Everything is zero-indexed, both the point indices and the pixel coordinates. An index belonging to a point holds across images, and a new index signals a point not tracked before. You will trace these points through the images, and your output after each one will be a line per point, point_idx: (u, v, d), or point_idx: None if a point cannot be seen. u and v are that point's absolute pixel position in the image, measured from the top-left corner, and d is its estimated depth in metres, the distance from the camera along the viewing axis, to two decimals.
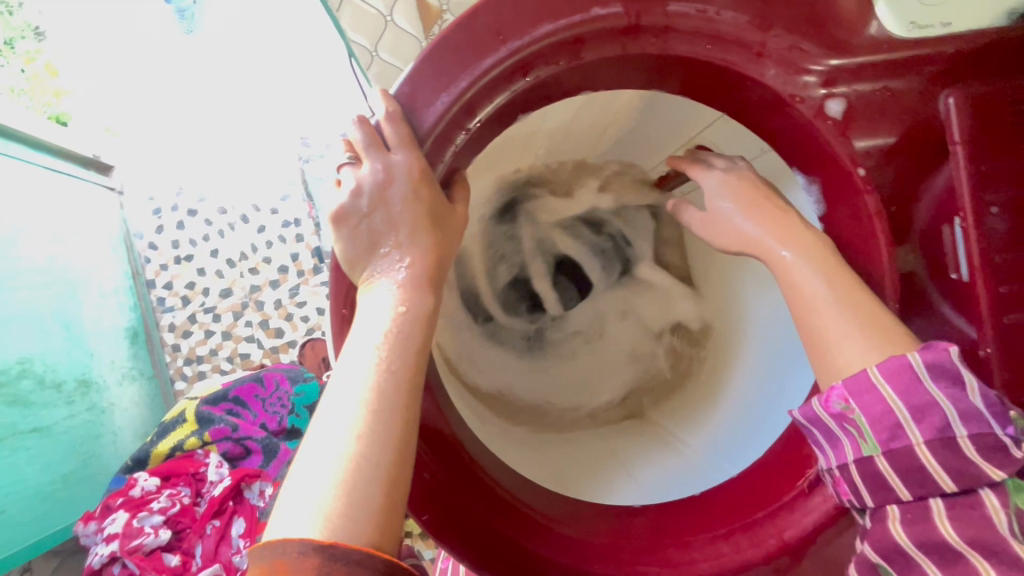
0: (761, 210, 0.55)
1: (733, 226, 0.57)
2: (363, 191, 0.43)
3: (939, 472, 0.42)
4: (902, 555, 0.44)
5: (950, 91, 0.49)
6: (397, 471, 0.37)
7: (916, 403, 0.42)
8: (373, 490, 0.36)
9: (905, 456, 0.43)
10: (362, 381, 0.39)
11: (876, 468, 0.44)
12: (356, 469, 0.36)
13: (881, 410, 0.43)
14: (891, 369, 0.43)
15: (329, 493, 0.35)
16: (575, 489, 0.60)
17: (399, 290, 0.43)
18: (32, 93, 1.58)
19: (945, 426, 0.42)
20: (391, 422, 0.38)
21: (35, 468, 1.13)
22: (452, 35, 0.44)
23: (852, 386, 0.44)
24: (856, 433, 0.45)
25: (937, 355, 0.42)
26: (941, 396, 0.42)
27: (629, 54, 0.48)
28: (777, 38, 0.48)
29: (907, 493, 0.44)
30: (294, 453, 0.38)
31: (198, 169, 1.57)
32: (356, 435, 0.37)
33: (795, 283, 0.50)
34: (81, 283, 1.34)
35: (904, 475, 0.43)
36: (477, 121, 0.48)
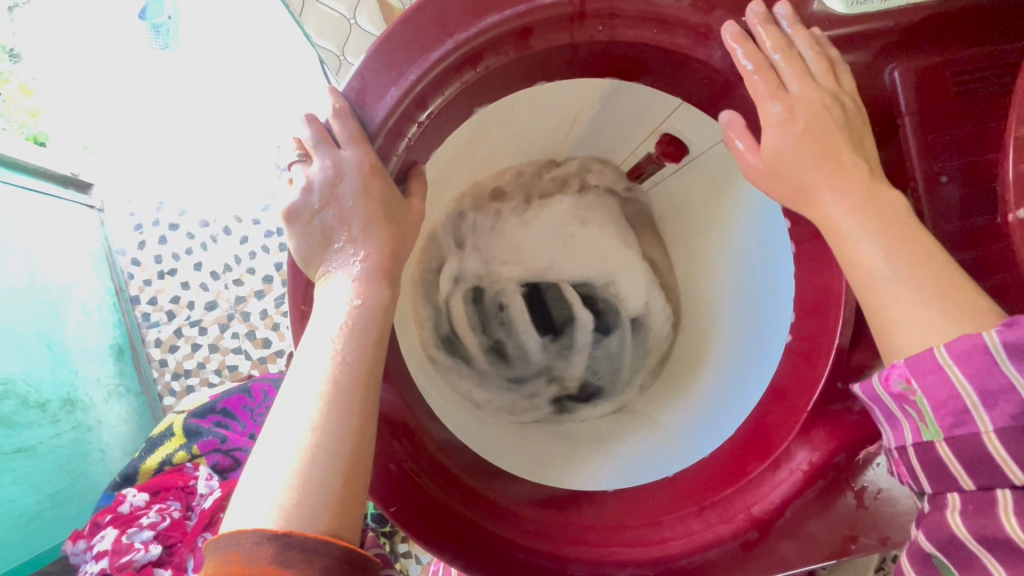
0: (827, 156, 0.47)
1: (796, 169, 0.48)
2: (313, 188, 0.44)
3: (1010, 465, 0.38)
4: (958, 546, 0.41)
5: (896, 64, 0.50)
6: (354, 460, 0.38)
7: (985, 387, 0.38)
8: (329, 480, 0.36)
9: (971, 443, 0.39)
10: (318, 374, 0.40)
11: (936, 454, 0.41)
12: (311, 459, 0.37)
13: (945, 393, 0.39)
14: (963, 349, 0.38)
15: (284, 484, 0.36)
16: (559, 478, 0.58)
17: (355, 284, 0.43)
18: (9, 114, 1.58)
19: (1020, 413, 0.37)
20: (347, 413, 0.38)
21: (21, 488, 1.12)
22: (397, 30, 0.45)
23: (914, 365, 0.41)
24: (916, 415, 0.42)
25: (1022, 333, 0.36)
26: (1020, 379, 0.37)
27: (577, 42, 0.49)
28: (721, 20, 0.48)
29: (971, 483, 0.40)
30: (254, 446, 0.39)
31: (177, 182, 1.56)
32: (311, 427, 0.38)
33: (861, 253, 0.45)
34: (63, 302, 1.33)
35: (968, 464, 0.40)
36: (428, 114, 0.48)
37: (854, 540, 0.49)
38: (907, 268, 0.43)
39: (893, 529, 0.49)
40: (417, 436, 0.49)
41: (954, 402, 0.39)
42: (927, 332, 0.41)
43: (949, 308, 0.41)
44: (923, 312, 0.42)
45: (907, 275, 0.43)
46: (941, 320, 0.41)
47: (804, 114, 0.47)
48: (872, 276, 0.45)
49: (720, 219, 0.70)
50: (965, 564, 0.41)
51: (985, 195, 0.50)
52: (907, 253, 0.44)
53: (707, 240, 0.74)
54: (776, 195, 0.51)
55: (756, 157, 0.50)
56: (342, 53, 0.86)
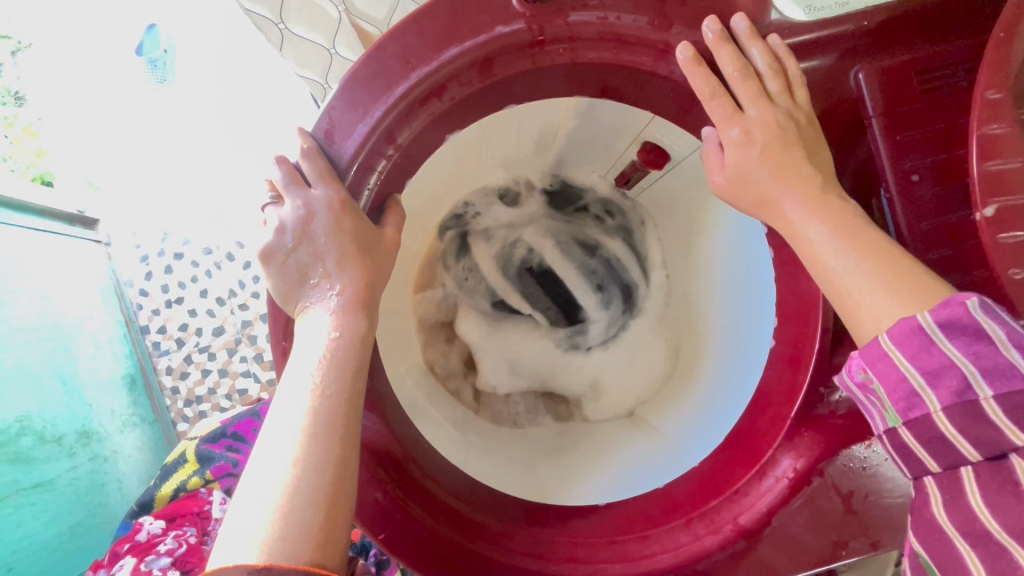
0: (791, 166, 0.49)
1: (757, 183, 0.50)
2: (286, 228, 0.45)
3: (959, 439, 0.40)
4: (944, 543, 0.42)
5: (860, 66, 0.50)
6: (335, 490, 0.39)
7: (929, 367, 0.40)
8: (310, 511, 0.37)
9: (926, 425, 0.41)
10: (299, 408, 0.40)
11: (902, 439, 0.43)
12: (293, 493, 0.37)
13: (896, 378, 0.41)
14: (903, 334, 0.40)
15: (267, 518, 0.36)
16: (553, 495, 0.58)
17: (332, 317, 0.44)
18: (16, 156, 1.64)
19: (964, 389, 0.39)
20: (328, 444, 0.39)
21: (41, 522, 1.14)
22: (362, 68, 0.47)
23: (867, 355, 0.43)
24: (879, 402, 0.44)
25: (952, 312, 0.39)
26: (959, 357, 0.39)
27: (539, 67, 0.50)
28: (680, 35, 0.49)
29: (937, 465, 0.42)
30: (238, 480, 0.40)
31: (179, 211, 1.60)
32: (292, 461, 0.38)
33: (817, 253, 0.47)
34: (74, 337, 1.36)
35: (928, 445, 0.42)
36: (399, 148, 0.49)
37: (843, 546, 0.51)
38: (858, 259, 0.45)
39: (884, 535, 0.51)
40: (407, 464, 0.50)
41: (904, 385, 0.41)
42: (879, 318, 0.43)
43: (899, 291, 0.42)
44: (875, 299, 0.43)
45: (861, 268, 0.44)
46: (892, 306, 0.42)
47: (759, 134, 0.49)
48: (829, 273, 0.46)
49: (709, 223, 0.69)
50: (950, 562, 0.41)
51: (962, 190, 0.50)
52: (859, 243, 0.45)
53: (697, 244, 0.72)
54: (744, 208, 0.53)
55: (720, 173, 0.52)
56: (326, 81, 0.89)
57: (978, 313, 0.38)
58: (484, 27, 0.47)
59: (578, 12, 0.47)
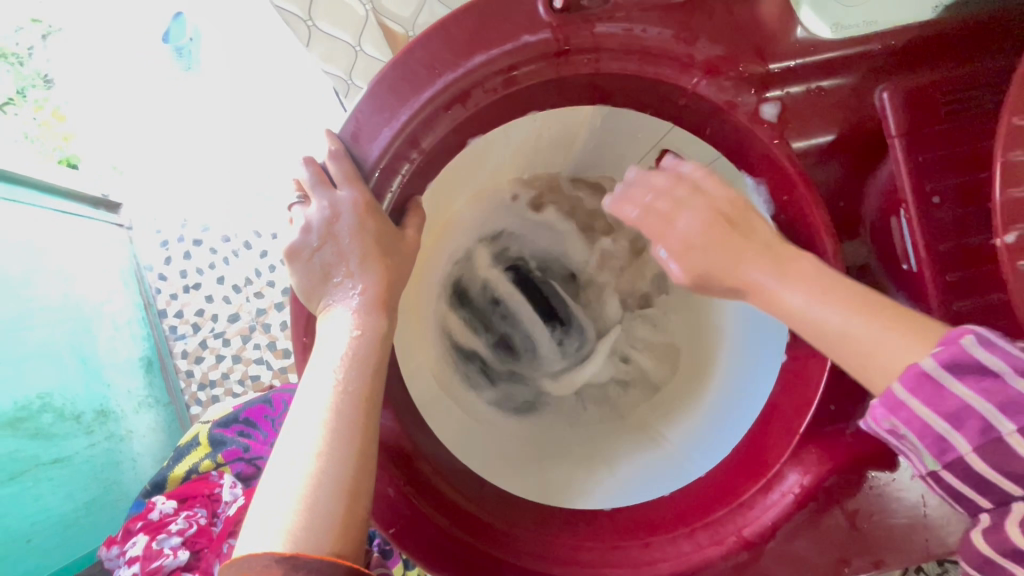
0: (739, 241, 0.51)
1: (712, 263, 0.51)
2: (312, 228, 0.46)
3: (1001, 478, 0.40)
4: (993, 567, 0.41)
5: (885, 87, 0.50)
6: (355, 485, 0.39)
7: (951, 409, 0.40)
8: (331, 505, 0.38)
9: (962, 466, 0.41)
10: (321, 403, 0.42)
11: (945, 482, 0.42)
12: (315, 486, 0.39)
13: (920, 424, 0.41)
14: (912, 381, 0.41)
15: (291, 509, 0.38)
16: (559, 499, 0.60)
17: (354, 315, 0.45)
18: (44, 138, 1.69)
19: (987, 426, 0.39)
20: (349, 439, 0.40)
21: (59, 497, 1.19)
22: (390, 72, 0.47)
23: (887, 404, 0.42)
24: (912, 447, 0.43)
25: (953, 350, 0.40)
26: (971, 395, 0.39)
27: (563, 76, 0.51)
28: (705, 48, 0.49)
29: (987, 502, 0.41)
30: (264, 470, 0.41)
31: (199, 198, 1.63)
32: (316, 454, 0.39)
33: (806, 315, 0.47)
34: (95, 318, 1.40)
35: (972, 485, 0.41)
36: (422, 152, 0.50)
37: (846, 563, 0.51)
38: (852, 314, 0.45)
39: (886, 553, 0.51)
40: (423, 464, 0.52)
41: (931, 431, 0.41)
42: (894, 372, 0.43)
43: (900, 338, 0.43)
44: (886, 351, 0.43)
45: (864, 324, 0.44)
46: (902, 355, 0.42)
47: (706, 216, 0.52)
48: (823, 331, 0.46)
49: None
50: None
51: (981, 214, 0.50)
52: (849, 296, 0.46)
53: None
54: (710, 294, 0.54)
55: (677, 266, 0.53)
56: (350, 78, 0.92)
57: (978, 351, 0.39)
58: (510, 35, 0.48)
59: (604, 23, 0.48)
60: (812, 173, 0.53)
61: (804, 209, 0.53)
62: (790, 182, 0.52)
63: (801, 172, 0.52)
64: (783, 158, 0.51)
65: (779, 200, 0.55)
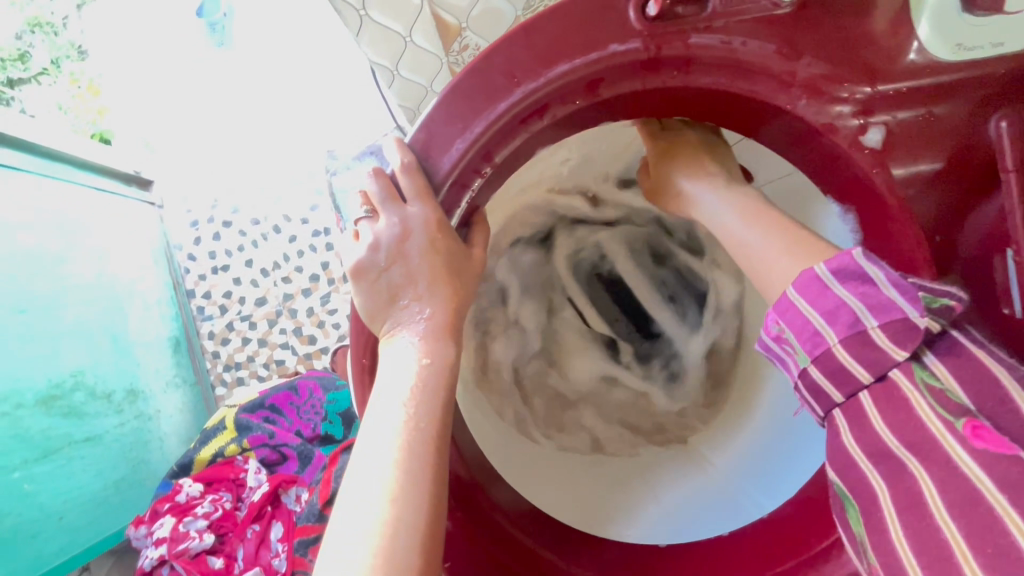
0: (703, 174, 0.57)
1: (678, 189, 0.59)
2: (380, 246, 0.45)
3: (854, 366, 0.41)
4: (851, 468, 0.41)
5: (1002, 115, 0.45)
6: (431, 531, 0.38)
7: (827, 308, 0.41)
8: (409, 554, 0.36)
9: (828, 359, 0.41)
10: (391, 441, 0.40)
11: (812, 379, 0.43)
12: (393, 535, 0.36)
13: (801, 321, 0.43)
14: (803, 282, 0.42)
15: (366, 559, 0.35)
16: (599, 527, 0.62)
17: (421, 342, 0.44)
18: (77, 111, 1.62)
19: (854, 322, 0.40)
20: (423, 481, 0.39)
21: (89, 475, 1.20)
22: (466, 80, 0.44)
23: (777, 308, 0.44)
24: (791, 349, 0.44)
25: (840, 260, 0.41)
26: (848, 295, 0.40)
27: (648, 88, 0.47)
28: (809, 67, 0.45)
29: (840, 395, 0.42)
30: (329, 515, 0.39)
31: (231, 179, 1.61)
32: (390, 499, 0.38)
33: (736, 235, 0.52)
34: (126, 297, 1.40)
35: (830, 377, 0.42)
36: (494, 166, 0.47)
37: None
38: (766, 233, 0.50)
39: None
40: (474, 491, 0.50)
41: (809, 328, 0.42)
42: (779, 279, 0.47)
43: (795, 250, 0.47)
44: (778, 263, 0.47)
45: (769, 241, 0.49)
46: (792, 266, 0.46)
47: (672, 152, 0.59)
48: (742, 246, 0.52)
49: None
50: (857, 486, 0.41)
51: None
52: (768, 220, 0.51)
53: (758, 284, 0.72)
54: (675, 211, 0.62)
55: (649, 181, 0.64)
56: (396, 68, 0.88)
57: (864, 261, 0.41)
58: (597, 43, 0.43)
59: (700, 34, 0.44)
60: (914, 203, 0.48)
61: (901, 241, 0.49)
62: (887, 211, 0.48)
63: (901, 203, 0.47)
64: (883, 188, 0.47)
65: (868, 226, 0.51)
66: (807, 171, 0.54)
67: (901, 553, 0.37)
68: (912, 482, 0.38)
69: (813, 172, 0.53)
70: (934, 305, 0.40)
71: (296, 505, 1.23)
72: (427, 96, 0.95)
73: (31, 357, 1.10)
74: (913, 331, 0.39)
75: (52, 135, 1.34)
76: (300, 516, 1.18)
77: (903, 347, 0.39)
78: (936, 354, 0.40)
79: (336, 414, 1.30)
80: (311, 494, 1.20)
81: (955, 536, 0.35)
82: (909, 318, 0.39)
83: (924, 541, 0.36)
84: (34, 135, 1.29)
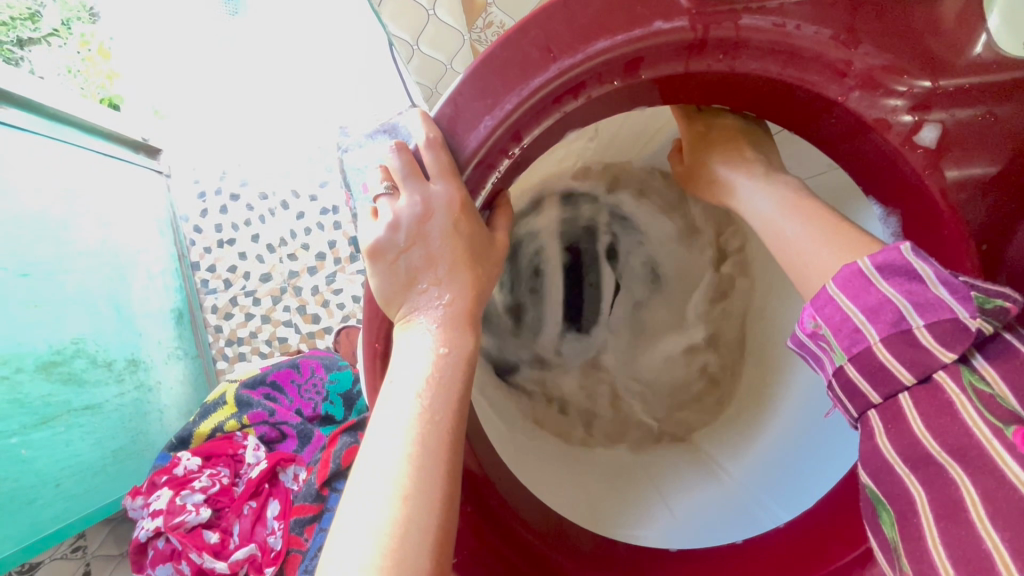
0: (743, 163, 0.55)
1: (718, 177, 0.57)
2: (400, 225, 0.42)
3: (895, 365, 0.38)
4: (886, 472, 0.39)
5: None
6: (442, 532, 0.36)
7: (869, 306, 0.39)
8: (420, 556, 0.35)
9: (868, 358, 0.39)
10: (402, 435, 0.38)
11: (847, 376, 0.41)
12: (403, 535, 0.35)
13: (840, 318, 0.40)
14: (845, 277, 0.40)
15: (373, 562, 0.34)
16: (610, 530, 0.59)
17: (438, 330, 0.42)
18: (87, 74, 1.59)
19: (898, 319, 0.38)
20: (434, 479, 0.37)
21: (88, 444, 1.20)
22: (498, 52, 0.40)
23: (815, 303, 0.42)
24: (827, 346, 0.42)
25: (887, 254, 0.39)
26: (893, 293, 0.38)
27: (691, 71, 0.44)
28: (867, 55, 0.42)
29: (878, 396, 0.40)
30: (336, 510, 0.38)
31: (240, 151, 1.58)
32: (400, 497, 0.36)
33: (775, 227, 0.50)
34: (130, 266, 1.38)
35: (869, 377, 0.40)
36: (522, 147, 0.44)
37: None
38: (805, 222, 0.48)
39: None
40: (481, 483, 0.49)
41: (847, 324, 0.40)
42: (819, 273, 0.45)
43: (841, 242, 0.44)
44: (818, 255, 0.45)
45: (808, 231, 0.47)
46: (834, 258, 0.44)
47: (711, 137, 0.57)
48: (780, 238, 0.49)
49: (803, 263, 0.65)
50: (893, 490, 0.39)
51: None
52: (812, 209, 0.48)
53: (776, 288, 0.69)
54: (710, 198, 0.61)
55: (682, 167, 0.63)
56: (416, 42, 0.85)
57: (913, 257, 0.38)
58: (642, 18, 0.40)
59: (751, 14, 0.40)
60: (966, 207, 0.44)
61: (948, 247, 0.45)
62: (937, 213, 0.45)
63: (953, 207, 0.44)
64: (935, 190, 0.44)
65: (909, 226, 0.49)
66: (850, 169, 0.51)
67: (937, 562, 0.35)
68: (952, 488, 0.35)
69: (858, 169, 0.50)
70: (990, 306, 0.36)
71: (293, 484, 1.23)
72: (447, 75, 0.91)
73: (33, 322, 1.09)
74: (964, 333, 0.36)
75: (60, 96, 1.31)
76: (297, 495, 1.18)
77: (950, 349, 0.37)
78: (986, 357, 0.38)
79: (337, 395, 1.28)
80: (309, 473, 1.20)
81: (998, 546, 0.32)
82: (959, 319, 0.36)
83: (963, 548, 0.34)
84: (42, 95, 1.26)
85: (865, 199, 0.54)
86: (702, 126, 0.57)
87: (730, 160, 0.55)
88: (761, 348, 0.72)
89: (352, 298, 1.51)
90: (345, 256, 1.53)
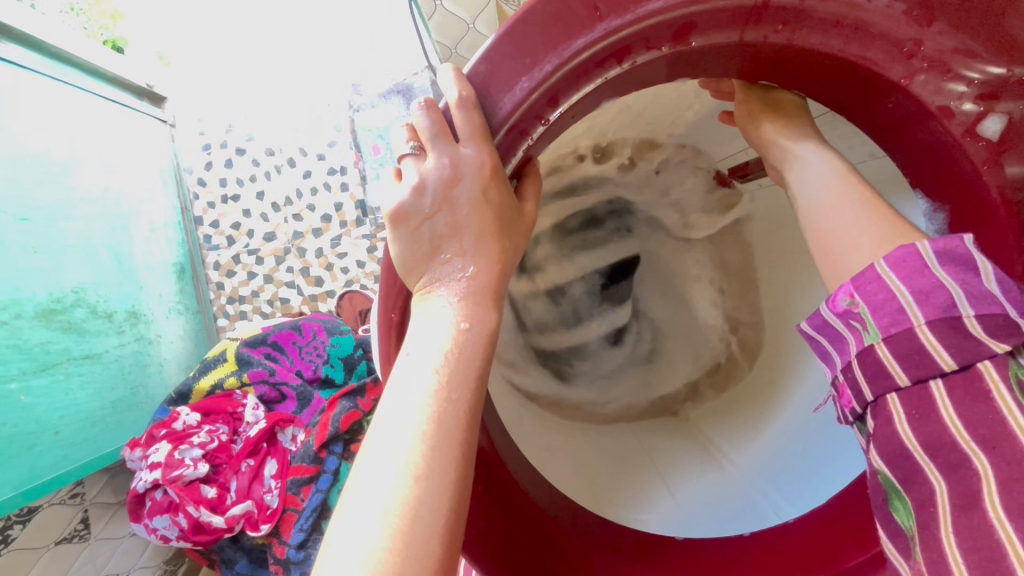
0: (797, 134, 0.50)
1: (777, 145, 0.50)
2: (426, 188, 0.40)
3: (938, 349, 0.36)
4: (905, 458, 0.37)
5: None
6: (453, 516, 0.35)
7: (920, 288, 0.36)
8: (430, 540, 0.33)
9: (907, 340, 0.37)
10: (417, 411, 0.36)
11: (875, 355, 0.38)
12: (413, 518, 0.33)
13: (883, 297, 0.37)
14: (899, 256, 0.37)
15: (381, 544, 0.32)
16: (609, 511, 0.58)
17: (459, 305, 0.40)
18: (90, 13, 1.45)
19: (950, 306, 0.36)
20: (446, 462, 0.36)
21: (87, 393, 1.18)
22: (540, 8, 0.36)
23: (857, 279, 0.39)
24: (859, 326, 0.39)
25: (949, 243, 0.36)
26: (949, 280, 0.36)
27: (746, 42, 0.40)
28: (938, 36, 0.38)
29: (907, 379, 0.37)
30: (341, 486, 0.36)
31: (247, 105, 1.53)
32: (413, 477, 0.34)
33: (823, 213, 0.46)
34: (132, 216, 1.35)
35: (903, 359, 0.37)
36: (557, 113, 0.41)
37: None
38: (851, 207, 0.44)
39: None
40: (489, 458, 0.49)
41: (892, 304, 0.37)
42: (853, 252, 0.42)
43: (889, 234, 0.41)
44: (856, 245, 0.42)
45: (852, 216, 0.44)
46: (872, 250, 0.41)
47: (774, 101, 0.52)
48: (824, 226, 0.45)
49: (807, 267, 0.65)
50: (912, 478, 0.37)
51: None
52: (862, 192, 0.45)
53: (798, 291, 0.67)
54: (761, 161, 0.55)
55: None
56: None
57: (974, 248, 0.36)
58: None
59: None
60: None
61: (1001, 250, 0.42)
62: (993, 215, 0.42)
63: (1014, 207, 0.41)
64: (993, 187, 0.41)
65: (959, 223, 0.45)
66: (901, 160, 0.48)
67: (945, 547, 0.34)
68: (973, 479, 0.34)
69: (908, 161, 0.47)
70: None
71: (291, 445, 1.23)
72: (470, 36, 0.88)
73: (33, 268, 1.07)
74: (1015, 329, 0.35)
75: (61, 33, 1.24)
76: (297, 457, 1.18)
77: (1002, 340, 0.35)
78: None
79: (338, 359, 1.28)
80: (307, 436, 1.20)
81: (1011, 538, 0.31)
82: (1010, 315, 0.35)
83: (975, 538, 0.33)
84: (44, 32, 1.19)
85: (910, 193, 0.51)
86: (758, 95, 0.52)
87: (781, 127, 0.51)
88: (767, 348, 0.71)
89: (356, 263, 1.49)
90: (351, 220, 1.50)
